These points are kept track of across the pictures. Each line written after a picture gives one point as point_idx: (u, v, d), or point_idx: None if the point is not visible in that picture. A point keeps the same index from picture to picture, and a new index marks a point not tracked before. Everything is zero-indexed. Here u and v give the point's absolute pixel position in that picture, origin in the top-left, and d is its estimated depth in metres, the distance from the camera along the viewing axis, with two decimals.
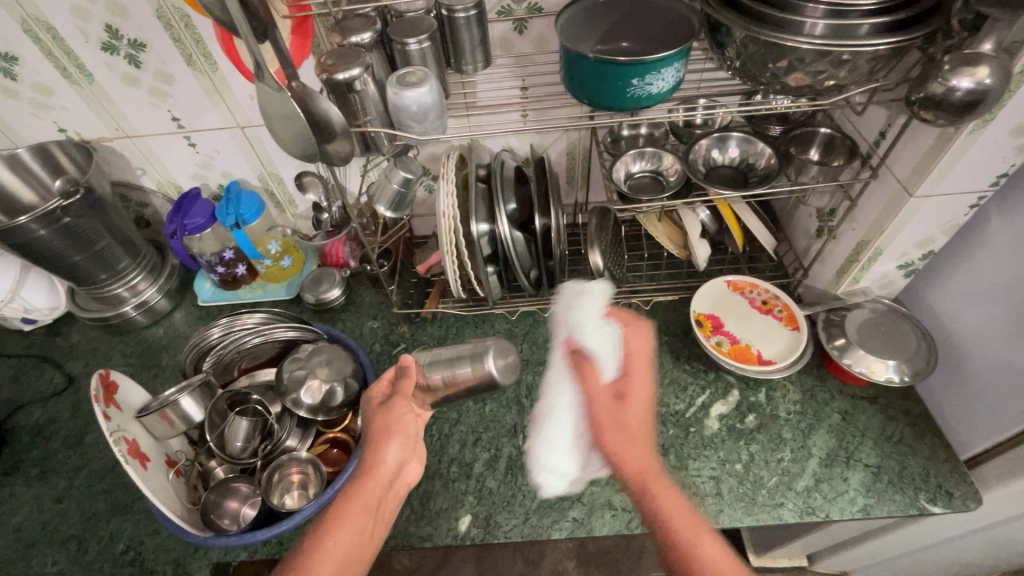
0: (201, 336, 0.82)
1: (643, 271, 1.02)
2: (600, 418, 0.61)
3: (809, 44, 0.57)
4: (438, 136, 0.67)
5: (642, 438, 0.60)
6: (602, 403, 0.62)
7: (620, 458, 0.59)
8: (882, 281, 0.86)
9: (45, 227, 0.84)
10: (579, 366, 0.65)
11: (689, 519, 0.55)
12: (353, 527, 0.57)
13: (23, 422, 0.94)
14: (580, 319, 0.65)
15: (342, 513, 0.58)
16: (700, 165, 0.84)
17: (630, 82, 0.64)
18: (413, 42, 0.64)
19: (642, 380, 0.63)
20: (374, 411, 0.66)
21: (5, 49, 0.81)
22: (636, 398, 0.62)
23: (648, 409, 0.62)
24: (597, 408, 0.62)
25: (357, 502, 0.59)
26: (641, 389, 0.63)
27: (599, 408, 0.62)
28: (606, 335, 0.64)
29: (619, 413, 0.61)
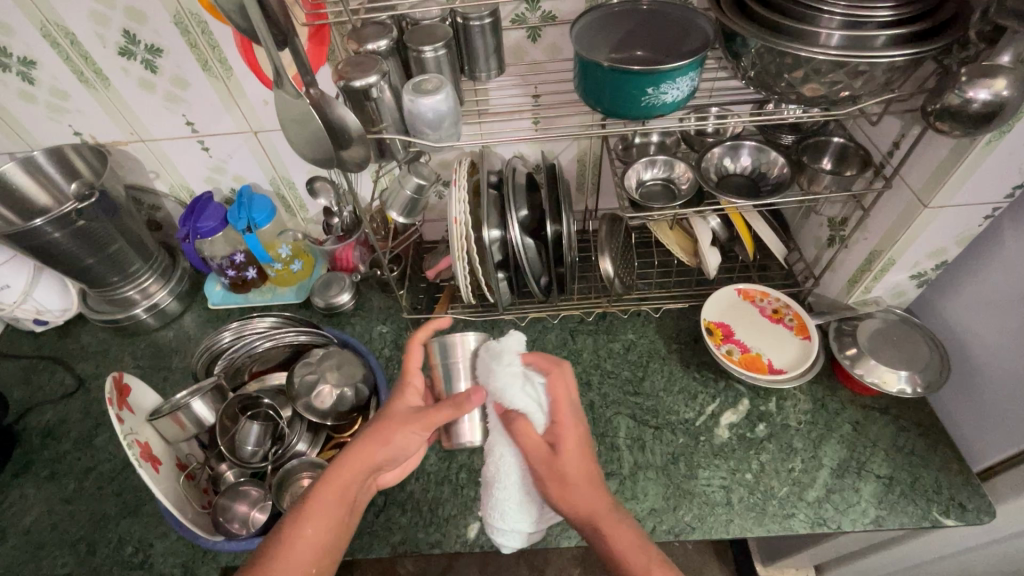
0: (213, 340, 0.82)
1: (653, 278, 1.02)
2: (544, 477, 0.62)
3: (830, 54, 0.57)
4: (453, 143, 0.67)
5: (585, 487, 0.62)
6: (536, 458, 0.62)
7: (567, 505, 0.61)
8: (894, 290, 0.86)
9: (60, 229, 0.85)
10: (509, 425, 0.63)
11: (643, 554, 0.59)
12: (327, 522, 0.59)
13: (33, 423, 0.95)
14: (498, 382, 0.62)
15: (320, 505, 0.59)
16: (712, 173, 0.84)
17: (644, 91, 0.64)
18: (428, 50, 0.65)
19: (569, 425, 0.64)
20: (397, 413, 0.63)
21: (23, 54, 0.82)
22: (574, 448, 0.63)
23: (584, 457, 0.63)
24: (533, 468, 0.62)
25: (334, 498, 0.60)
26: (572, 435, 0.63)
27: (541, 470, 0.62)
28: (529, 395, 0.63)
29: (561, 470, 0.62)
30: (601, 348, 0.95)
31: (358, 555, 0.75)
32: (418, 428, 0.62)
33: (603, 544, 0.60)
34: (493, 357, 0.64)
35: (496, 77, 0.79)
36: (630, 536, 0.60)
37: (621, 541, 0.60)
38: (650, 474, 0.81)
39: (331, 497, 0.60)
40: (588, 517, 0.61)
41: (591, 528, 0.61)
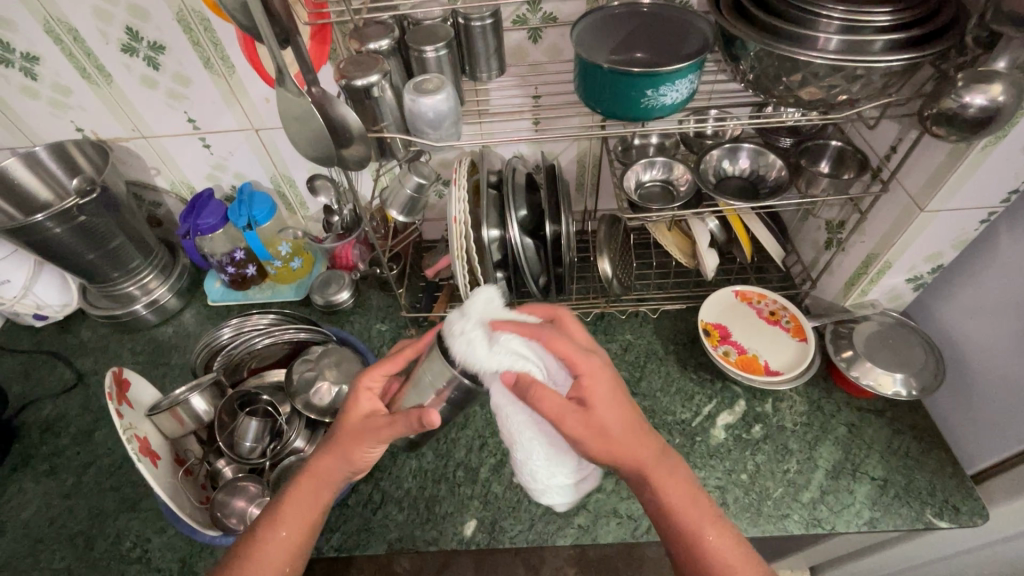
0: (213, 336, 0.83)
1: (651, 279, 1.03)
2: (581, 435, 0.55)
3: (828, 58, 0.57)
4: (453, 143, 0.67)
5: (630, 437, 0.58)
6: (569, 420, 0.54)
7: (615, 458, 0.58)
8: (890, 294, 0.86)
9: (61, 225, 0.85)
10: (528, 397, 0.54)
11: (688, 507, 0.59)
12: (297, 527, 0.60)
13: (32, 417, 0.95)
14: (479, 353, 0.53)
15: (290, 510, 0.60)
16: (711, 175, 0.84)
17: (643, 93, 0.65)
18: (430, 50, 0.65)
19: (591, 368, 0.57)
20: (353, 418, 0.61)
21: (26, 49, 0.82)
22: (605, 392, 0.57)
23: (618, 401, 0.58)
24: (567, 428, 0.55)
25: (304, 505, 0.60)
26: (601, 379, 0.57)
27: (579, 428, 0.55)
28: (518, 353, 0.53)
29: (589, 422, 0.55)
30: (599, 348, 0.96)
31: (355, 551, 0.75)
32: (372, 439, 0.59)
33: (660, 495, 0.59)
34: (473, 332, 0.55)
35: (497, 77, 0.79)
36: (682, 488, 0.60)
37: (677, 491, 0.59)
38: None
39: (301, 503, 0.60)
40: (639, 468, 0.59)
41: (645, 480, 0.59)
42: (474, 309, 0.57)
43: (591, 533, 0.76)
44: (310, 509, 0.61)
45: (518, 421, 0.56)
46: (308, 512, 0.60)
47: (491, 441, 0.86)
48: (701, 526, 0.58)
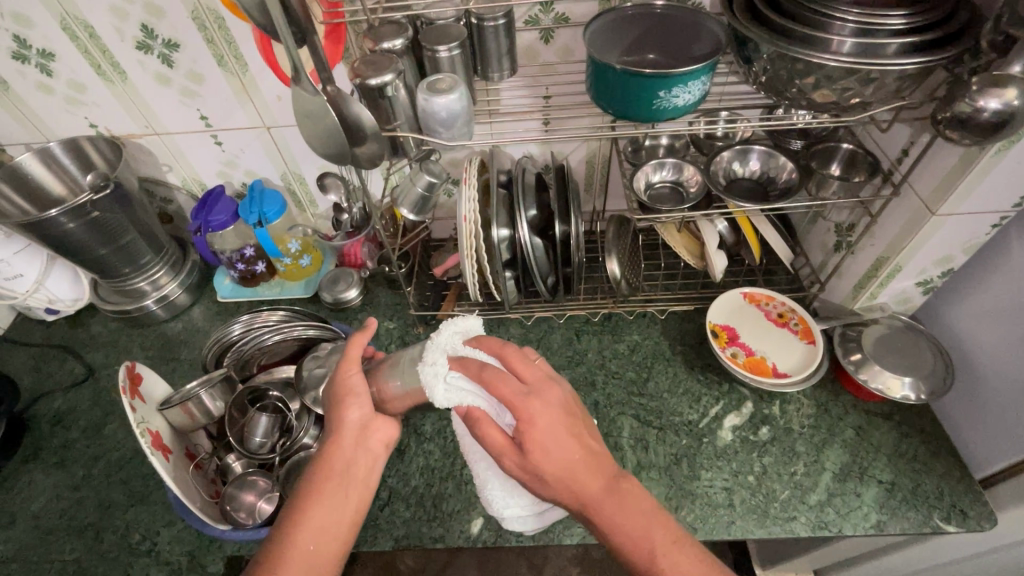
0: (224, 332, 0.83)
1: (658, 280, 1.03)
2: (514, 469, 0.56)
3: (843, 61, 0.57)
4: (465, 142, 0.68)
5: (570, 476, 0.55)
6: (505, 456, 0.56)
7: (555, 492, 0.56)
8: (900, 297, 0.86)
9: (74, 220, 0.86)
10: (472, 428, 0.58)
11: (639, 538, 0.54)
12: (321, 527, 0.56)
13: (43, 410, 0.96)
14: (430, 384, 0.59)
15: (312, 511, 0.56)
16: (721, 177, 0.84)
17: (656, 94, 0.65)
18: (443, 49, 0.66)
19: (531, 406, 0.55)
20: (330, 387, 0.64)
21: (42, 46, 0.83)
22: (543, 429, 0.55)
23: (558, 439, 0.55)
24: (503, 462, 0.56)
25: (324, 503, 0.57)
26: (540, 416, 0.55)
27: (513, 464, 0.56)
28: (463, 387, 0.59)
29: (524, 458, 0.55)
30: (606, 348, 0.96)
31: (362, 548, 0.75)
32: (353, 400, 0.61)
33: (609, 531, 0.55)
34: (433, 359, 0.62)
35: (508, 77, 0.80)
36: (637, 518, 0.55)
37: (629, 524, 0.55)
38: (652, 474, 0.81)
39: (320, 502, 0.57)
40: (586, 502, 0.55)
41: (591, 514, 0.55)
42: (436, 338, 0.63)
43: (597, 533, 0.76)
44: (331, 509, 0.57)
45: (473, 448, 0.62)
46: (330, 510, 0.57)
47: None
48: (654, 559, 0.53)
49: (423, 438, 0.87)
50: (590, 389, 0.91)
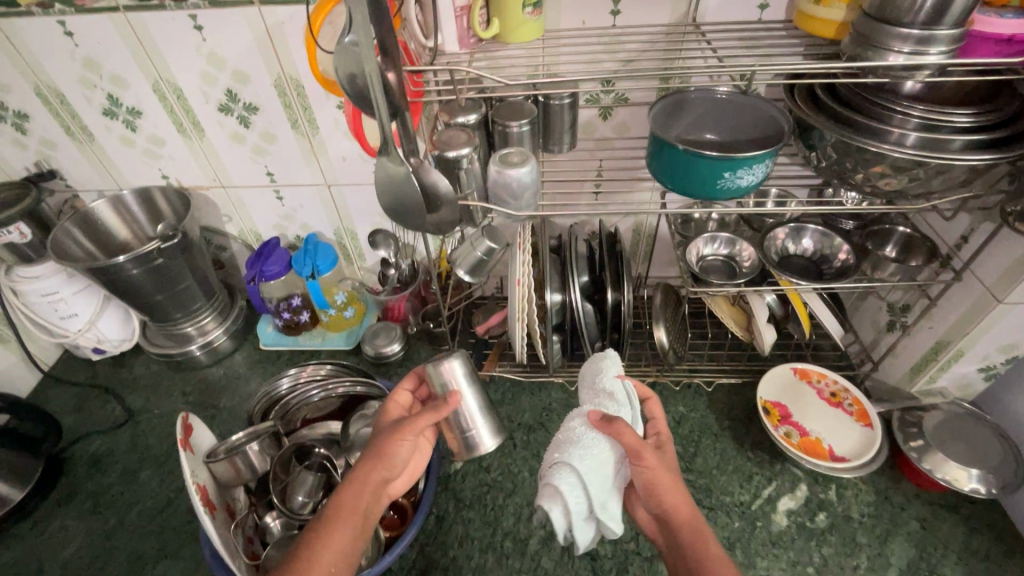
0: (272, 387, 0.83)
1: (704, 350, 1.01)
2: (650, 468, 0.62)
3: (925, 156, 0.57)
4: (531, 213, 0.69)
5: (677, 491, 0.62)
6: (644, 456, 0.61)
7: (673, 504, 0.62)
8: (960, 382, 0.84)
9: (140, 266, 0.90)
10: (611, 426, 0.62)
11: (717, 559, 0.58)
12: (347, 540, 0.58)
13: (79, 453, 0.95)
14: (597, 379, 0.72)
15: (341, 523, 0.59)
16: (774, 253, 0.84)
17: (720, 175, 0.67)
18: (514, 125, 0.70)
19: (662, 424, 0.72)
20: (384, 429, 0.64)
21: (131, 105, 0.87)
22: (665, 453, 0.67)
23: (676, 472, 0.64)
24: (646, 459, 0.61)
25: (325, 548, 0.57)
26: (669, 454, 0.67)
27: (649, 471, 0.62)
28: (620, 388, 0.70)
29: (658, 464, 0.62)
30: None
31: None
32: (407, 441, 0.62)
33: (678, 544, 0.61)
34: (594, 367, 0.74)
35: (567, 150, 0.84)
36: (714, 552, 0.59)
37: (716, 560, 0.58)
38: None
39: (322, 547, 0.57)
40: (676, 519, 0.62)
41: (673, 526, 0.62)
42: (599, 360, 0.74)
43: None
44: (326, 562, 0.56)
45: (590, 451, 0.62)
46: (332, 563, 0.57)
47: (541, 511, 0.83)
48: (714, 570, 0.57)
49: (463, 504, 0.85)
50: None
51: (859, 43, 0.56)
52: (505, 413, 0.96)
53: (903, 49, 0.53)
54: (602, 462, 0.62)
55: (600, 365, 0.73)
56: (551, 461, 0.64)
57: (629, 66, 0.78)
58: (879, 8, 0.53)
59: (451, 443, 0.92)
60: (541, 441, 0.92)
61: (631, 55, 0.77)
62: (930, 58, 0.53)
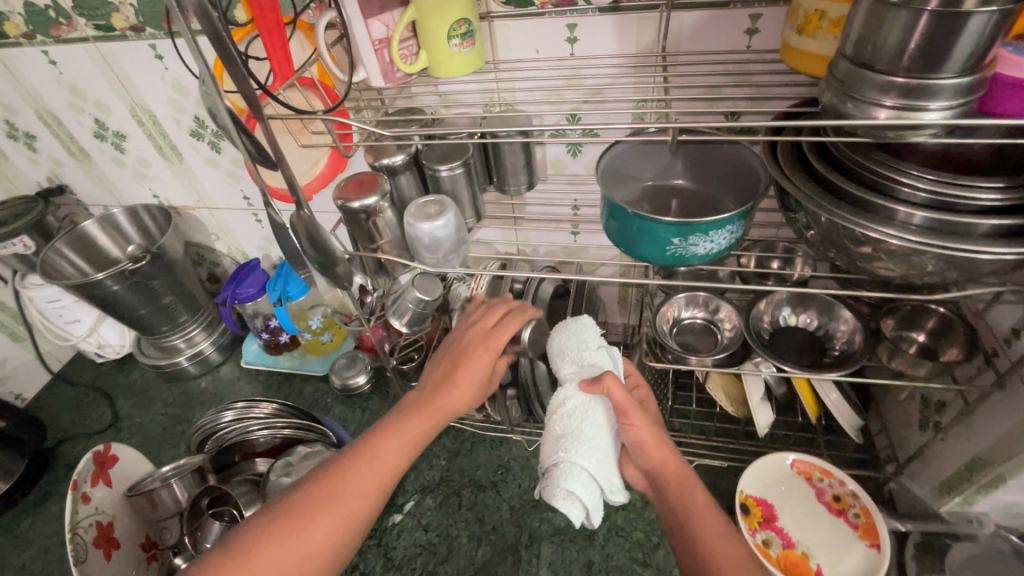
0: (214, 419, 0.81)
1: (691, 417, 0.88)
2: (635, 425, 0.56)
3: (930, 245, 0.42)
4: (453, 269, 0.61)
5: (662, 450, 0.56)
6: (633, 415, 0.56)
7: (661, 460, 0.55)
8: (1008, 512, 0.64)
9: (119, 283, 0.92)
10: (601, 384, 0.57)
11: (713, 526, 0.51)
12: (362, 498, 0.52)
13: (64, 453, 1.01)
14: (576, 345, 0.63)
15: (352, 475, 0.53)
16: (765, 324, 0.72)
17: (669, 240, 0.54)
18: (443, 169, 0.62)
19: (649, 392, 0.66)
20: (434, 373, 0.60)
21: (117, 129, 0.90)
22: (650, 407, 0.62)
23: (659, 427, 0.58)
24: (632, 419, 0.56)
25: (356, 478, 0.53)
26: (652, 409, 0.62)
27: (636, 428, 0.56)
28: (604, 356, 0.62)
29: (643, 422, 0.56)
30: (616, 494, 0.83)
31: None
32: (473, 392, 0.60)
33: (667, 504, 0.54)
34: (570, 333, 0.64)
35: (528, 190, 0.75)
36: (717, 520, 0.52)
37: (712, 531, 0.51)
38: None
39: (351, 476, 0.52)
40: (663, 475, 0.55)
41: (658, 480, 0.56)
42: (578, 325, 0.65)
43: None
44: (352, 493, 0.52)
45: (591, 427, 0.58)
46: (341, 519, 0.51)
47: None
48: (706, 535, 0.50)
49: (391, 564, 0.79)
50: (585, 543, 0.78)
51: (835, 91, 0.43)
52: (459, 466, 0.89)
53: (887, 102, 0.39)
54: (601, 436, 0.58)
55: (572, 332, 0.64)
56: (550, 457, 0.59)
57: (594, 99, 0.68)
58: (856, 49, 0.40)
59: (394, 493, 0.87)
60: (488, 504, 0.84)
61: (595, 86, 0.67)
62: (929, 116, 0.39)
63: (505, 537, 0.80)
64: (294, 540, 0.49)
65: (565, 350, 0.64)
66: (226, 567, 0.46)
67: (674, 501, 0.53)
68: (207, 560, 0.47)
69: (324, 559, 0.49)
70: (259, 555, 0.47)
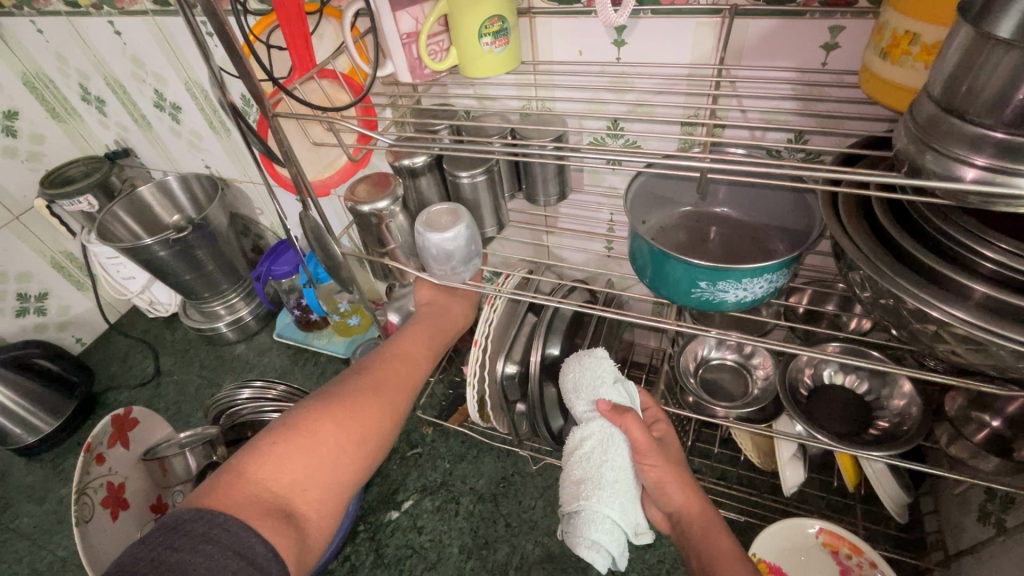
0: (233, 394, 0.84)
1: (712, 459, 0.82)
2: (656, 466, 0.52)
3: (1016, 340, 0.33)
4: (462, 283, 0.58)
5: (683, 491, 0.53)
6: (649, 456, 0.52)
7: (681, 503, 0.53)
8: None
9: (165, 250, 0.95)
10: (618, 421, 0.53)
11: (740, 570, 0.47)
12: (391, 398, 0.52)
13: (109, 400, 1.09)
14: (587, 380, 0.57)
15: (380, 379, 0.53)
16: (801, 384, 0.65)
17: (696, 282, 0.48)
18: (464, 176, 0.58)
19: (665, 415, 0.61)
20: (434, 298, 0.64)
21: (173, 101, 0.93)
22: (670, 439, 0.57)
23: (682, 466, 0.54)
24: (650, 462, 0.52)
25: (397, 371, 0.55)
26: (674, 442, 0.57)
27: (658, 471, 0.52)
28: (621, 390, 0.57)
29: (664, 463, 0.53)
30: None
31: None
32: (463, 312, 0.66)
33: (692, 553, 0.51)
34: (580, 366, 0.58)
35: (559, 201, 0.69)
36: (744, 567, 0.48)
37: None
38: None
39: (390, 370, 0.55)
40: (685, 519, 0.52)
41: (683, 526, 0.52)
42: (583, 357, 0.59)
43: None
44: (394, 384, 0.54)
45: (612, 466, 0.53)
46: (374, 415, 0.50)
47: None
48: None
49: (380, 560, 0.79)
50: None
51: (912, 138, 0.35)
52: (461, 472, 0.87)
53: (975, 161, 0.31)
54: (623, 478, 0.52)
55: (586, 368, 0.57)
56: (573, 502, 0.54)
57: (639, 111, 0.62)
58: (947, 91, 0.32)
59: (395, 489, 0.86)
60: (484, 516, 0.82)
61: (641, 97, 0.61)
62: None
63: (496, 554, 0.78)
64: (331, 430, 0.47)
65: (582, 385, 0.57)
66: (295, 437, 0.45)
67: (700, 552, 0.50)
68: (269, 430, 0.45)
69: (361, 453, 0.48)
70: (326, 427, 0.47)
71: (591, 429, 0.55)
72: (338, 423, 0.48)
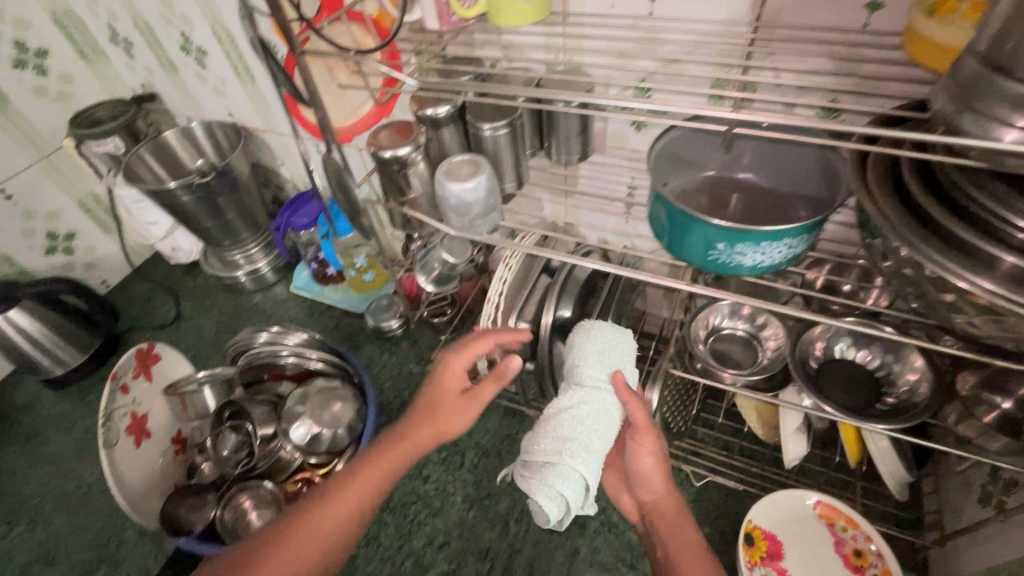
0: (250, 335, 0.83)
1: (716, 430, 0.83)
2: (647, 449, 0.56)
3: None
4: (479, 236, 0.59)
5: (663, 475, 0.57)
6: (646, 436, 0.56)
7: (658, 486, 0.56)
8: None
9: (188, 195, 0.96)
10: (627, 400, 0.55)
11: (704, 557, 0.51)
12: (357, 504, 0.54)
13: (132, 340, 1.13)
14: (607, 348, 0.58)
15: (352, 484, 0.55)
16: (812, 358, 0.65)
17: (712, 245, 0.48)
18: (487, 128, 0.58)
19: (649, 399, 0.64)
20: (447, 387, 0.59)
21: (199, 45, 0.93)
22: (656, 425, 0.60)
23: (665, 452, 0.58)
24: (645, 443, 0.56)
25: (369, 481, 0.56)
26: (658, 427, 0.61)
27: (649, 452, 0.56)
28: (632, 369, 0.59)
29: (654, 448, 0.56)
30: None
31: None
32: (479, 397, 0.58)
33: (659, 531, 0.55)
34: (598, 333, 0.59)
35: (581, 161, 0.68)
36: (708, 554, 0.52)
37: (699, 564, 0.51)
38: None
39: (366, 474, 0.56)
40: (655, 502, 0.56)
41: (653, 513, 0.56)
42: (611, 329, 0.60)
43: None
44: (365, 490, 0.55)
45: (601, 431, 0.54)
46: (334, 521, 0.53)
47: (454, 544, 0.77)
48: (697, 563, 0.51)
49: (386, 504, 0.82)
50: (575, 531, 0.77)
51: (951, 97, 0.34)
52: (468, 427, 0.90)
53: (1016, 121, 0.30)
54: (606, 443, 0.55)
55: (622, 339, 0.58)
56: (546, 453, 0.54)
57: (670, 69, 0.60)
58: (993, 46, 0.31)
59: None
60: (488, 470, 0.84)
61: (672, 55, 0.59)
62: None
63: (497, 506, 0.80)
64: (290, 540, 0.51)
65: (605, 350, 0.58)
66: (256, 545, 0.51)
67: (671, 532, 0.54)
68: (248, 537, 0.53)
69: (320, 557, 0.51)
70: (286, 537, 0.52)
71: (590, 395, 0.56)
72: (299, 533, 0.52)
